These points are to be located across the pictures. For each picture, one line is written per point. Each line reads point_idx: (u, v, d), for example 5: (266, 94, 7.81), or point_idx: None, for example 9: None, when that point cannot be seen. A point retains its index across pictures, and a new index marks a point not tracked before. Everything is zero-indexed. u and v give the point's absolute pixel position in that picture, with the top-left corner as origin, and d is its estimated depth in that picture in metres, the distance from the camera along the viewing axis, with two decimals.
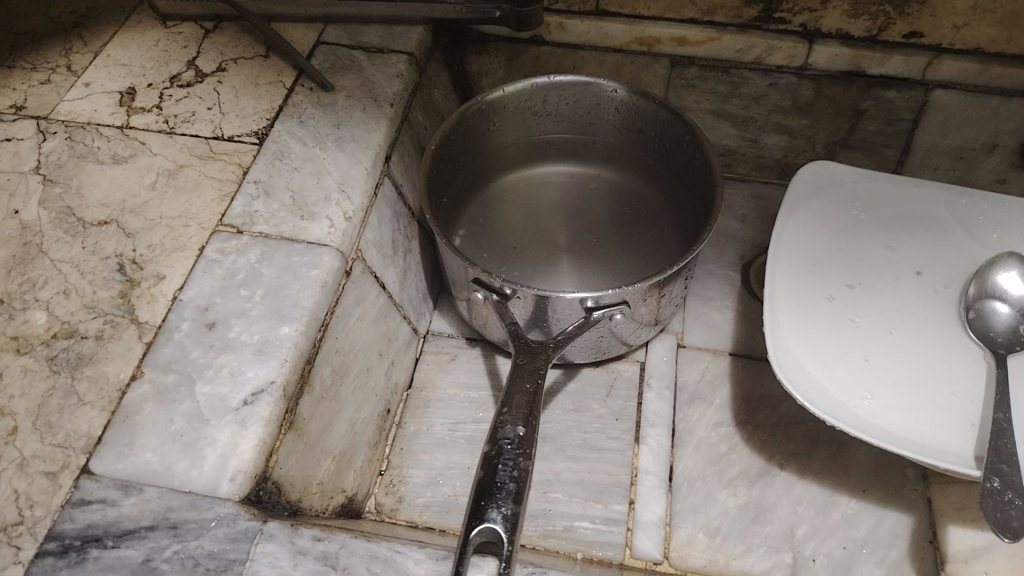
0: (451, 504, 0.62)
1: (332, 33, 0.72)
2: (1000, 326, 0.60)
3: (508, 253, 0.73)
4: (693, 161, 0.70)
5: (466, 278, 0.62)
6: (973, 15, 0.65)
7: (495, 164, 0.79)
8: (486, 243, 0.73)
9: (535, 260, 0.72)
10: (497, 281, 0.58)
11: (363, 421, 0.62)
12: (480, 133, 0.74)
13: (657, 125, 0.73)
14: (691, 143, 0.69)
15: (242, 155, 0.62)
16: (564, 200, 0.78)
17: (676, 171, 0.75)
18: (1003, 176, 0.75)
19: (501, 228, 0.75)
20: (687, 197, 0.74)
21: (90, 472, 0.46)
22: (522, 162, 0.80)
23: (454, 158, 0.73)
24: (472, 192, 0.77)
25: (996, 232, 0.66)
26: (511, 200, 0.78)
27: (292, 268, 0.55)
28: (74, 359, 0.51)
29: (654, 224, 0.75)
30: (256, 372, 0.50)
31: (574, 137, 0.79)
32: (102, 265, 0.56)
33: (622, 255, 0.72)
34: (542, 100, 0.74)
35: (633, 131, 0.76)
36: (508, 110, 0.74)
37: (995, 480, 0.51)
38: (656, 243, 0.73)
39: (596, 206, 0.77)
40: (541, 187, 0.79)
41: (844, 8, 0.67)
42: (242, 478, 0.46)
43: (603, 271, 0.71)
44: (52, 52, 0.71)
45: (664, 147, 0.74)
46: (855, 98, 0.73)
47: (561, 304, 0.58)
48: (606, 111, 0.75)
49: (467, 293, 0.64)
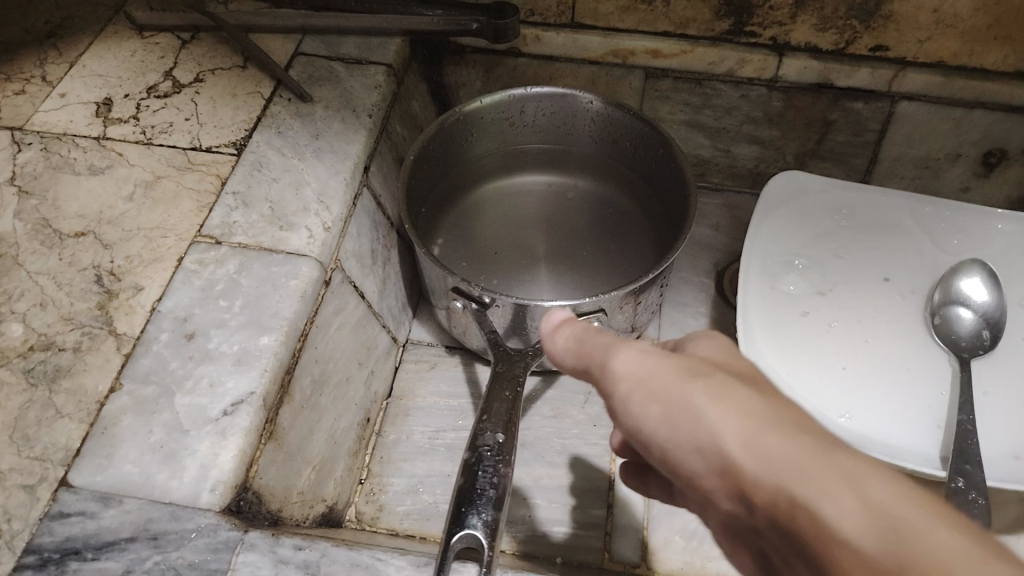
0: (431, 511, 0.63)
1: (310, 44, 0.73)
2: (964, 331, 0.62)
3: (486, 261, 0.73)
4: (668, 169, 0.71)
5: (444, 286, 0.63)
6: (936, 30, 0.67)
7: (474, 173, 0.80)
8: (465, 252, 0.74)
9: (514, 267, 0.73)
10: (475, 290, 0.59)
11: (343, 429, 0.62)
12: (459, 143, 0.75)
13: (632, 136, 0.74)
14: (665, 153, 0.70)
15: (221, 166, 0.63)
16: (542, 209, 0.79)
17: (651, 181, 0.76)
18: (967, 184, 0.77)
19: (480, 237, 0.76)
20: (663, 206, 0.75)
21: (69, 485, 0.46)
22: (500, 171, 0.81)
23: (433, 167, 0.74)
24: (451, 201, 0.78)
25: (956, 238, 0.68)
26: (489, 210, 0.79)
27: (272, 278, 0.55)
28: (51, 372, 0.51)
29: (632, 232, 0.76)
30: (236, 383, 0.50)
31: (552, 147, 0.81)
32: (79, 277, 0.56)
33: (600, 262, 0.73)
34: (519, 111, 0.75)
35: (608, 141, 0.77)
36: (485, 121, 0.75)
37: (960, 480, 0.52)
38: (633, 251, 0.74)
39: (574, 214, 0.79)
40: (520, 196, 0.80)
41: (812, 22, 0.69)
42: (223, 488, 0.47)
43: (582, 279, 0.72)
44: (27, 62, 0.71)
45: (640, 156, 0.75)
46: (824, 109, 0.75)
47: (539, 312, 0.59)
48: (582, 122, 0.76)
49: (446, 302, 0.65)
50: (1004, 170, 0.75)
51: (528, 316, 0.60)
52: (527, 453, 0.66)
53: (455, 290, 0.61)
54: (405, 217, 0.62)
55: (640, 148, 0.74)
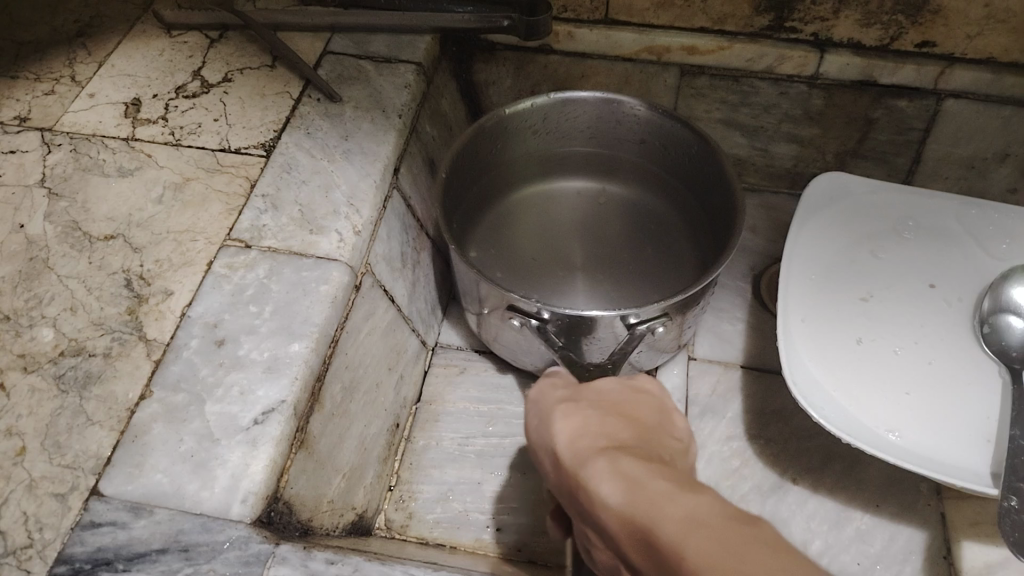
0: (461, 520, 0.62)
1: (339, 43, 0.71)
2: (1015, 340, 0.60)
3: (522, 270, 0.72)
4: (709, 176, 0.70)
5: (497, 307, 0.61)
6: (987, 25, 0.64)
7: (507, 182, 0.78)
8: (500, 259, 0.73)
9: (551, 278, 0.72)
10: (533, 306, 0.57)
11: (372, 436, 0.61)
12: (493, 152, 0.74)
13: (672, 141, 0.72)
14: (706, 159, 0.69)
15: (250, 168, 0.62)
16: (579, 218, 0.78)
17: (691, 187, 0.74)
18: (1014, 185, 0.75)
19: (517, 247, 0.75)
20: (704, 213, 0.73)
21: (100, 494, 0.46)
22: (534, 179, 0.80)
23: (470, 176, 0.73)
24: (485, 210, 0.77)
25: (1005, 243, 0.66)
26: (525, 218, 0.78)
27: (302, 283, 0.55)
28: (82, 378, 0.51)
29: (675, 241, 0.75)
30: (266, 391, 0.50)
31: (587, 154, 0.79)
32: (109, 281, 0.56)
33: (643, 272, 0.72)
34: (553, 119, 0.73)
35: (645, 147, 0.75)
36: (519, 130, 0.74)
37: (1013, 499, 0.51)
38: (672, 262, 0.73)
39: (613, 223, 0.77)
40: (557, 204, 0.79)
41: (856, 18, 0.66)
42: (254, 499, 0.46)
43: (625, 288, 0.71)
44: (56, 62, 0.70)
45: (679, 162, 0.74)
46: (866, 107, 0.72)
47: (605, 325, 0.57)
48: (623, 129, 0.75)
49: (500, 321, 0.63)
50: None
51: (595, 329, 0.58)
52: None
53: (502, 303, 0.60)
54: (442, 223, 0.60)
55: (679, 154, 0.72)
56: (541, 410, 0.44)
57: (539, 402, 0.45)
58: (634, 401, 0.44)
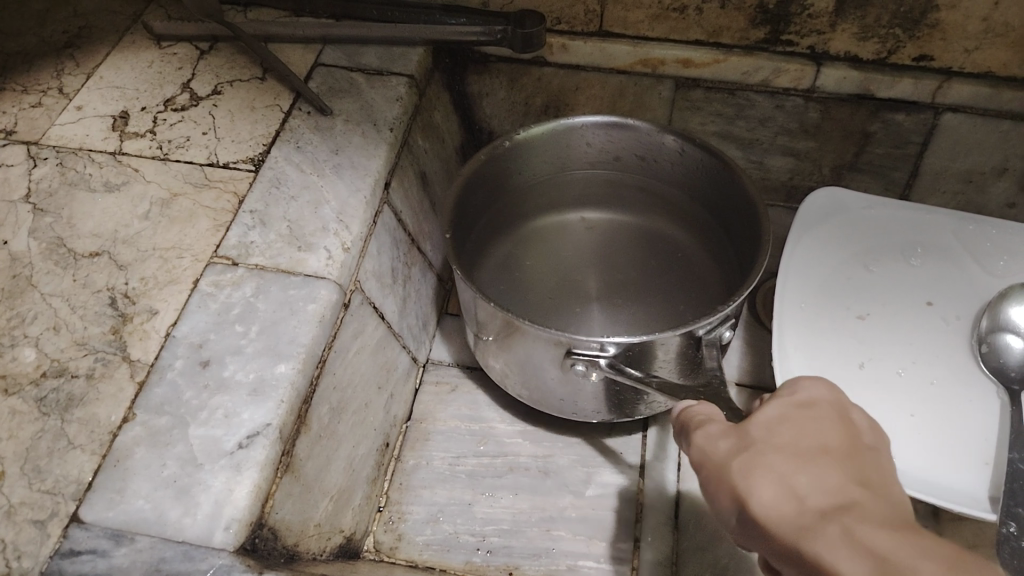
0: (451, 542, 0.61)
1: (330, 55, 0.71)
2: (1013, 361, 0.59)
3: (537, 300, 0.71)
4: (719, 189, 0.68)
5: (552, 354, 0.55)
6: (985, 39, 0.64)
7: (506, 220, 0.77)
8: (514, 289, 0.73)
9: (567, 311, 0.70)
10: (597, 343, 0.52)
11: (361, 457, 0.60)
12: (495, 187, 0.73)
13: (674, 156, 0.71)
14: (716, 174, 0.67)
15: (238, 183, 0.61)
16: (585, 250, 0.76)
17: (699, 203, 0.73)
18: (1013, 200, 0.74)
19: (524, 282, 0.73)
20: (716, 228, 0.72)
21: (80, 521, 0.45)
22: (532, 215, 0.79)
23: (479, 205, 0.72)
24: (486, 248, 0.75)
25: (1002, 260, 0.65)
26: (538, 248, 0.77)
27: (289, 302, 0.54)
28: (64, 400, 0.50)
29: (694, 261, 0.74)
30: (251, 415, 0.49)
31: (579, 184, 0.78)
32: (93, 299, 0.55)
33: (672, 299, 0.71)
34: (554, 144, 0.73)
35: (642, 166, 0.75)
36: (518, 161, 0.73)
37: (1011, 525, 0.50)
38: (690, 288, 0.72)
39: (621, 254, 0.76)
40: (561, 237, 0.78)
41: (852, 31, 0.66)
42: (238, 526, 0.45)
43: (646, 314, 0.70)
44: (44, 73, 0.69)
45: (683, 178, 0.73)
46: (863, 121, 0.71)
47: (674, 343, 0.53)
48: (634, 156, 0.74)
49: (562, 370, 0.56)
50: None
51: (665, 350, 0.53)
52: (553, 482, 0.65)
53: (531, 343, 0.55)
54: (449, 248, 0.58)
55: (685, 169, 0.71)
56: (712, 473, 0.37)
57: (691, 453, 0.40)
58: (819, 427, 0.37)
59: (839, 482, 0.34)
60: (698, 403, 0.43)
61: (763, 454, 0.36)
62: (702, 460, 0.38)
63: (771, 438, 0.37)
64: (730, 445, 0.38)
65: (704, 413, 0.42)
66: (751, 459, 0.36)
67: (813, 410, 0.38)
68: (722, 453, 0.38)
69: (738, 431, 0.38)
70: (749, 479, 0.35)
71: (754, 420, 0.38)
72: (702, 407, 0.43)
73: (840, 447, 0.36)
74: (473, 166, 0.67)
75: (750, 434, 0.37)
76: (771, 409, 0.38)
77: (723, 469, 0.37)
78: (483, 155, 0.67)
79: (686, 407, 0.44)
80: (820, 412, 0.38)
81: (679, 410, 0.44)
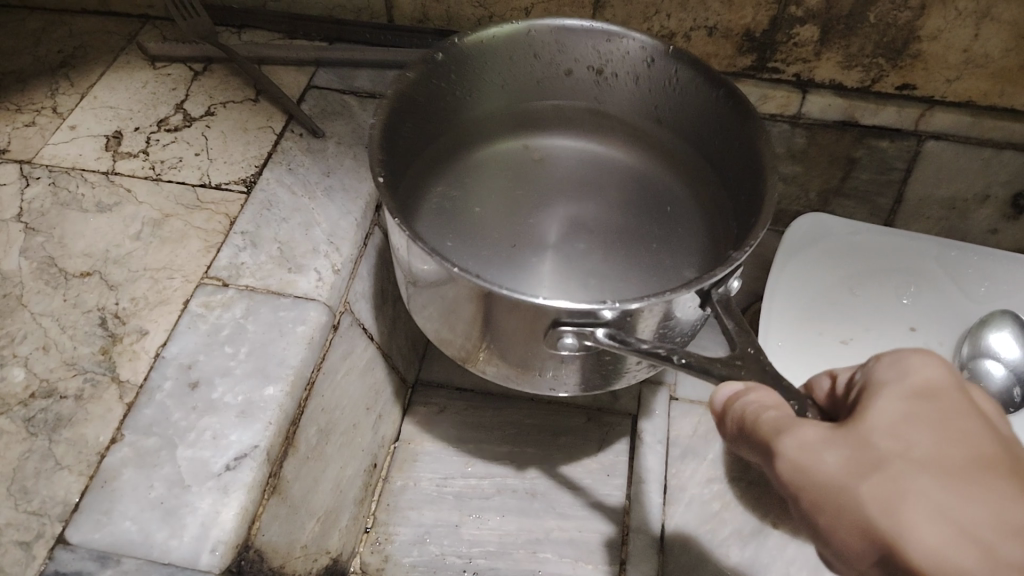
0: (438, 564, 0.62)
1: (323, 77, 0.71)
2: (995, 387, 0.62)
3: (476, 247, 0.56)
4: (714, 121, 0.56)
5: (532, 326, 0.43)
6: (966, 70, 0.65)
7: (442, 152, 0.62)
8: (450, 233, 0.57)
9: (515, 267, 0.55)
10: (593, 307, 0.39)
11: (348, 478, 0.61)
12: (428, 118, 0.58)
13: (649, 78, 0.59)
14: (710, 101, 0.56)
15: (229, 205, 0.62)
16: (551, 188, 0.62)
17: (682, 139, 0.62)
18: (995, 226, 0.76)
19: (480, 230, 0.57)
20: (705, 170, 0.61)
21: (66, 542, 0.45)
22: (472, 143, 0.64)
23: (422, 122, 0.58)
24: (422, 185, 0.60)
25: (983, 286, 0.67)
26: (487, 177, 0.62)
27: (278, 323, 0.54)
28: (53, 420, 0.50)
29: (681, 209, 0.61)
30: (239, 436, 0.49)
31: (525, 106, 0.65)
32: (83, 319, 0.55)
33: (656, 253, 0.57)
34: (492, 58, 0.59)
35: (602, 87, 0.62)
36: (461, 73, 0.58)
37: None
38: (674, 239, 0.58)
39: (594, 189, 0.63)
40: (517, 169, 0.63)
41: (837, 60, 0.67)
42: (224, 548, 0.45)
43: (619, 269, 0.56)
44: (38, 92, 0.70)
45: (659, 107, 0.61)
46: (848, 147, 0.72)
47: (680, 300, 0.42)
48: (615, 70, 0.60)
49: (542, 343, 0.44)
50: None
51: (671, 307, 0.42)
52: (540, 504, 0.65)
53: (502, 311, 0.42)
54: (382, 196, 0.43)
55: (664, 97, 0.60)
56: (830, 497, 0.32)
57: (781, 467, 0.34)
58: (961, 432, 0.31)
59: (1008, 511, 0.29)
60: (755, 392, 0.36)
61: (902, 477, 0.30)
62: (806, 480, 0.33)
63: (905, 452, 0.31)
64: (847, 462, 0.32)
65: (771, 407, 0.35)
66: (888, 485, 0.30)
67: (937, 404, 0.32)
68: (837, 472, 0.32)
69: (851, 442, 0.32)
70: (897, 513, 0.30)
71: (867, 426, 0.32)
72: (761, 396, 0.35)
73: (989, 456, 0.31)
74: (401, 90, 0.52)
75: (872, 446, 0.32)
76: (886, 409, 0.33)
77: (847, 493, 0.31)
78: (411, 75, 0.53)
79: (736, 398, 0.36)
80: (942, 407, 0.32)
81: (736, 406, 0.36)
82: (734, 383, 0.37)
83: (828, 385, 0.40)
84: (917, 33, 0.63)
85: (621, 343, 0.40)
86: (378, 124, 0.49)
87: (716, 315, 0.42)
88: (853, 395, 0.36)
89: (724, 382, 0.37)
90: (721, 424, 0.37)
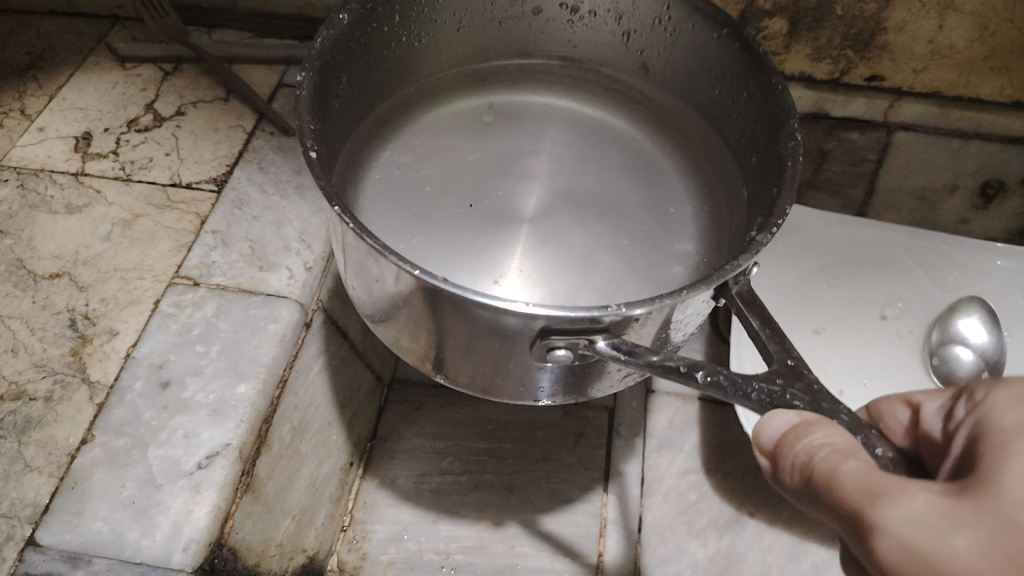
0: (416, 561, 0.62)
1: (295, 75, 0.71)
2: (963, 372, 0.63)
3: (444, 212, 0.56)
4: (709, 65, 0.56)
5: (510, 346, 0.40)
6: (932, 61, 0.66)
7: (388, 112, 0.61)
8: (410, 199, 0.56)
9: (486, 235, 0.55)
10: (593, 316, 0.36)
11: (324, 476, 0.61)
12: (368, 67, 0.56)
13: (634, 15, 0.58)
14: (706, 42, 0.55)
15: (200, 204, 0.61)
16: (526, 149, 0.62)
17: (666, 86, 0.62)
18: (964, 216, 0.77)
19: (438, 208, 0.56)
20: (696, 119, 0.62)
21: (36, 544, 0.44)
22: (419, 101, 0.63)
23: (379, 67, 0.57)
24: (370, 154, 0.59)
25: (953, 273, 0.68)
26: (447, 132, 0.62)
27: (250, 322, 0.54)
28: (22, 423, 0.49)
29: (665, 172, 0.62)
30: (211, 435, 0.49)
31: (479, 63, 0.65)
32: (53, 321, 0.55)
33: (647, 223, 0.58)
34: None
35: (576, 27, 0.62)
36: (430, 11, 0.57)
37: None
38: (654, 204, 0.59)
39: (582, 160, 0.62)
40: (472, 130, 0.62)
41: (806, 52, 0.67)
42: (196, 547, 0.45)
43: (595, 238, 0.55)
44: (5, 94, 0.69)
45: (645, 52, 0.61)
46: (819, 139, 0.73)
47: (691, 302, 0.39)
48: (599, 6, 0.59)
49: (529, 355, 0.40)
50: (1002, 202, 0.75)
51: (679, 307, 0.39)
52: (517, 499, 0.66)
53: (460, 319, 0.39)
54: (315, 174, 0.40)
55: (651, 38, 0.59)
56: None
57: (880, 543, 0.29)
58: None
59: None
60: (822, 431, 0.32)
61: None
62: (921, 566, 0.28)
63: None
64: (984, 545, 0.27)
65: (847, 454, 0.31)
66: None
67: None
68: (969, 562, 0.27)
69: (985, 523, 0.27)
70: None
71: (1004, 500, 0.27)
72: (830, 437, 0.32)
73: None
74: (333, 39, 0.49)
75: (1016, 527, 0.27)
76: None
77: None
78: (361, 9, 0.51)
79: (795, 438, 0.33)
80: None
81: (799, 448, 0.32)
82: (785, 413, 0.34)
83: (908, 416, 0.36)
84: (883, 25, 0.64)
85: (627, 354, 0.37)
86: (307, 82, 0.45)
87: (739, 310, 0.40)
88: (959, 443, 0.32)
89: (773, 411, 0.34)
90: (777, 468, 0.34)
